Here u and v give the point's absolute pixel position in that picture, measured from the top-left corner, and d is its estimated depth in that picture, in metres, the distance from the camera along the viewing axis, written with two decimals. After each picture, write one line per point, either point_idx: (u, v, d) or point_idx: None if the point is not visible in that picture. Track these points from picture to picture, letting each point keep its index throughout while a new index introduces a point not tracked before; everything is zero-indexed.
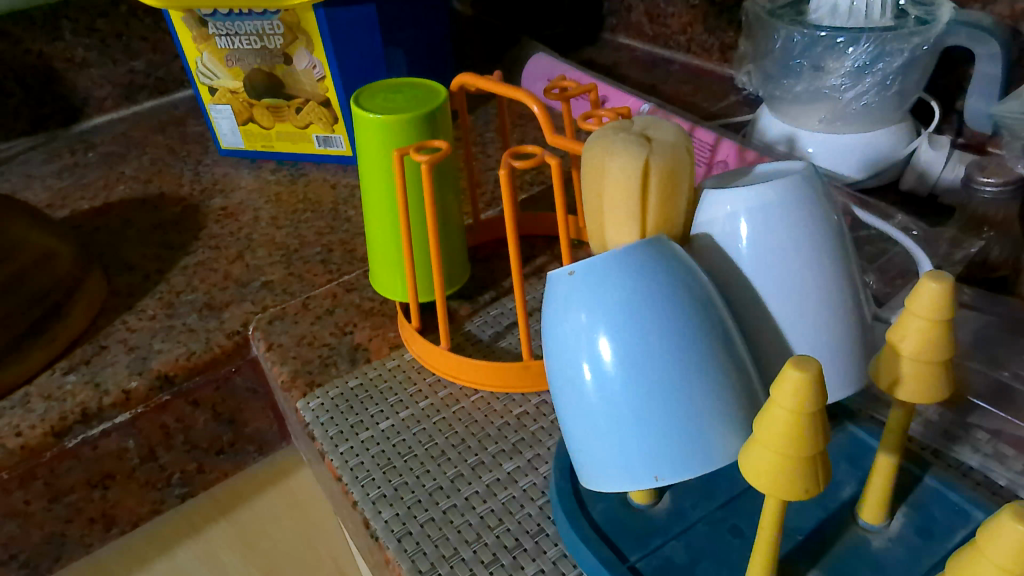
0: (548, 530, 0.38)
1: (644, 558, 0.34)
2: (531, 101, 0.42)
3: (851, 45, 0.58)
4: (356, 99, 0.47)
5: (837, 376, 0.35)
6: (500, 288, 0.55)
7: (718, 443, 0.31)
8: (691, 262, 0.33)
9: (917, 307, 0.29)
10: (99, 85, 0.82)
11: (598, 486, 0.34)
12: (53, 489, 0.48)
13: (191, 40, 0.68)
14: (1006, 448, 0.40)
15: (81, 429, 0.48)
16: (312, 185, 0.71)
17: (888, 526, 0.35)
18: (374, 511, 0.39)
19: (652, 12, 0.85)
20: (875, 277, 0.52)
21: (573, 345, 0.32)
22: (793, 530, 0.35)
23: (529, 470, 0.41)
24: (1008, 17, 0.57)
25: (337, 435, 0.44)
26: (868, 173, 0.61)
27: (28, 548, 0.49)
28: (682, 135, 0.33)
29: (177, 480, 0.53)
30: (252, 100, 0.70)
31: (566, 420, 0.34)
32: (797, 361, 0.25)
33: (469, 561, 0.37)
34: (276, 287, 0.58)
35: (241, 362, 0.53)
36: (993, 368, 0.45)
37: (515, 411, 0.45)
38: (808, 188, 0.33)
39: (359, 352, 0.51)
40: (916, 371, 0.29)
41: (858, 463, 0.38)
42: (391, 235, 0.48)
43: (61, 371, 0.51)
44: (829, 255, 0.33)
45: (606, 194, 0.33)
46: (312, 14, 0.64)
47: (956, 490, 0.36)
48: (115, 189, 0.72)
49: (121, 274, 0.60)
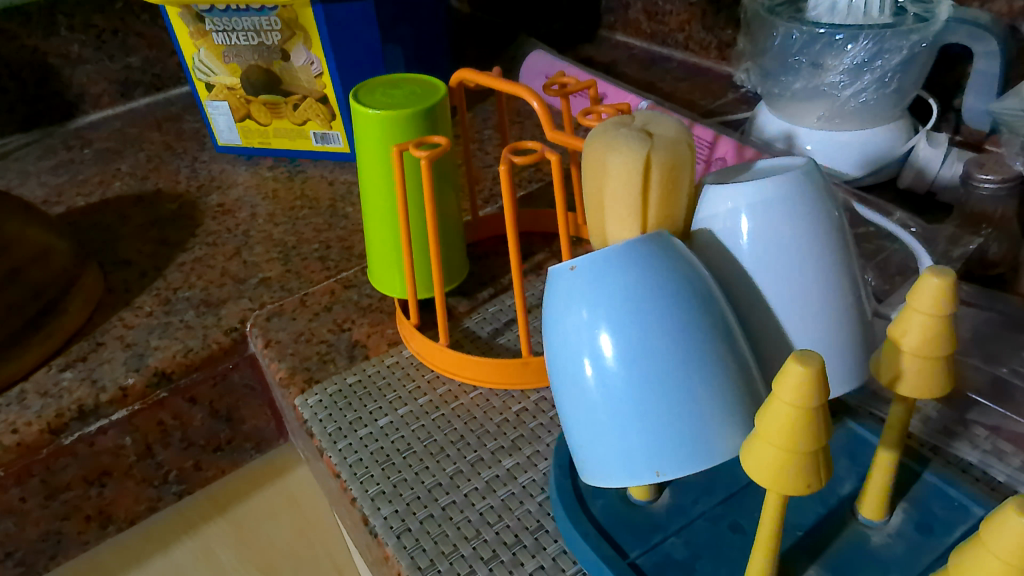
0: (549, 526, 0.38)
1: (644, 555, 0.34)
2: (530, 97, 0.42)
3: (850, 42, 0.59)
4: (355, 94, 0.47)
5: (837, 371, 0.35)
6: (499, 284, 0.55)
7: (719, 439, 0.31)
8: (692, 257, 0.33)
9: (918, 301, 0.29)
10: (95, 81, 0.81)
11: (598, 482, 0.34)
12: (49, 486, 0.48)
13: (188, 36, 0.68)
14: (1004, 445, 0.40)
15: (77, 425, 0.48)
16: (309, 182, 0.71)
17: (887, 522, 0.35)
18: (373, 508, 0.39)
19: (650, 10, 0.85)
20: (874, 273, 0.52)
21: (574, 341, 0.32)
22: (793, 526, 0.35)
23: (529, 467, 0.41)
24: (1006, 14, 0.57)
25: (336, 432, 0.44)
26: (867, 170, 0.61)
27: (25, 545, 0.49)
28: (683, 131, 0.33)
29: (173, 477, 0.53)
30: (249, 97, 0.70)
31: (566, 415, 0.34)
32: (799, 356, 0.25)
33: (469, 557, 0.37)
34: (274, 284, 0.58)
35: (239, 359, 0.53)
36: (991, 364, 0.46)
37: (515, 407, 0.45)
38: (810, 184, 0.33)
39: (357, 348, 0.51)
40: (916, 366, 0.29)
41: (858, 460, 0.38)
42: (390, 232, 0.48)
43: (57, 368, 0.51)
44: (830, 252, 0.34)
45: (608, 189, 0.33)
46: (309, 9, 0.63)
47: (955, 486, 0.36)
48: (111, 185, 0.72)
49: (117, 271, 0.60)
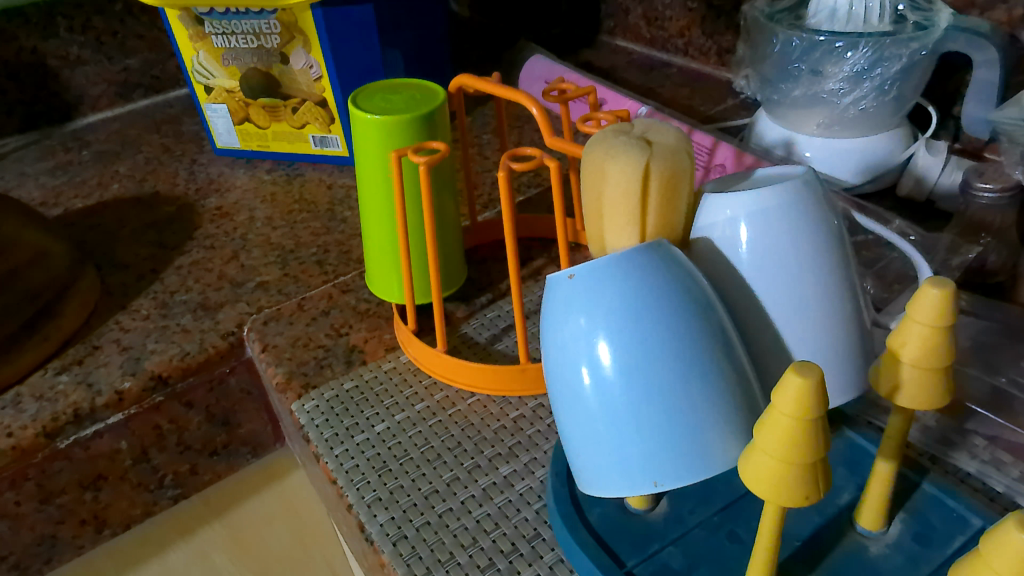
0: (545, 534, 0.38)
1: (641, 564, 0.34)
2: (530, 103, 0.42)
3: (850, 50, 0.59)
4: (355, 99, 0.46)
5: (836, 381, 0.35)
6: (497, 290, 0.55)
7: (718, 449, 0.31)
8: (691, 266, 0.33)
9: (918, 311, 0.29)
10: (94, 83, 0.81)
11: (597, 492, 0.34)
12: (44, 490, 0.47)
13: (187, 38, 0.68)
14: (1003, 455, 0.40)
15: (73, 429, 0.47)
16: (308, 186, 0.71)
17: (885, 532, 0.35)
18: (369, 515, 0.39)
19: (650, 15, 0.85)
20: (873, 282, 0.52)
21: (571, 349, 0.32)
22: (791, 536, 0.35)
23: (525, 474, 0.41)
24: (1006, 23, 0.57)
25: (332, 438, 0.44)
26: (866, 177, 0.61)
27: (19, 549, 0.48)
28: (682, 139, 0.33)
29: (170, 482, 0.52)
30: (249, 99, 0.70)
31: (564, 424, 0.34)
32: (799, 368, 0.24)
33: (464, 566, 0.36)
34: (271, 288, 0.57)
35: (235, 363, 0.53)
36: (990, 374, 0.45)
37: (511, 414, 0.45)
38: (809, 194, 0.33)
39: (354, 354, 0.50)
40: (916, 377, 0.29)
41: (856, 470, 0.38)
42: (388, 240, 0.48)
43: (53, 371, 0.51)
44: (829, 261, 0.33)
45: (607, 197, 0.33)
46: (309, 13, 0.63)
47: (955, 497, 0.36)
48: (109, 187, 0.71)
49: (114, 274, 0.60)
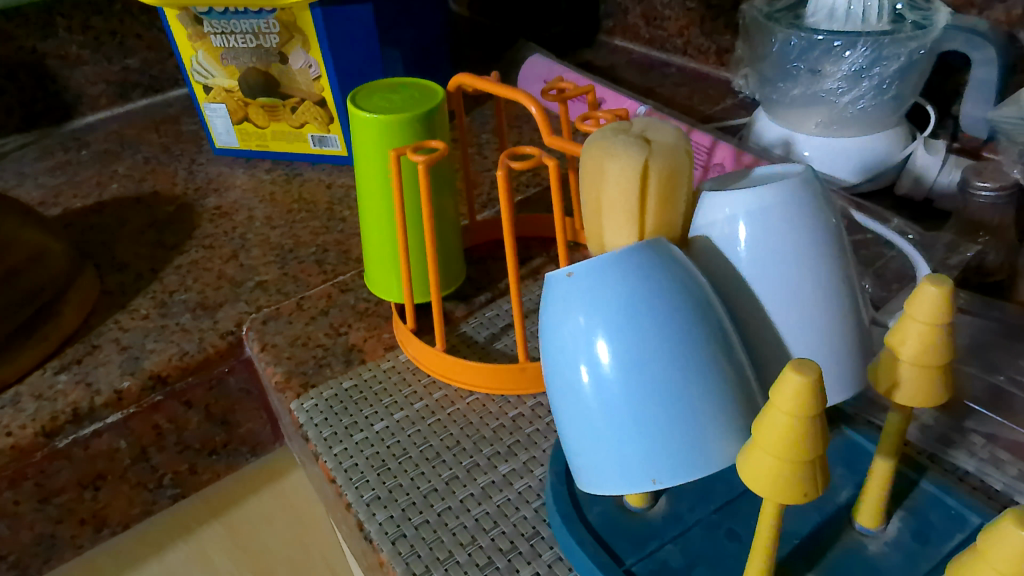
0: (544, 533, 0.38)
1: (640, 562, 0.34)
2: (529, 102, 0.42)
3: (848, 49, 0.59)
4: (353, 98, 0.46)
5: (834, 379, 0.35)
6: (496, 289, 0.55)
7: (716, 447, 0.31)
8: (690, 264, 0.33)
9: (916, 309, 0.29)
10: (93, 83, 0.81)
11: (595, 490, 0.34)
12: (43, 489, 0.47)
13: (186, 38, 0.68)
14: (1002, 454, 0.40)
15: (72, 428, 0.47)
16: (308, 185, 0.71)
17: (884, 530, 0.35)
18: (369, 514, 0.39)
19: (649, 14, 0.85)
20: (872, 280, 0.52)
21: (571, 347, 0.32)
22: (789, 533, 0.35)
23: (524, 473, 0.41)
24: (1005, 22, 0.57)
25: (331, 436, 0.44)
26: (865, 177, 0.61)
27: (18, 549, 0.48)
28: (681, 138, 0.33)
29: (169, 481, 0.52)
30: (247, 99, 0.70)
31: (563, 422, 0.34)
32: (796, 365, 0.24)
33: (463, 564, 0.36)
34: (270, 287, 0.57)
35: (234, 363, 0.53)
36: (989, 372, 0.46)
37: (510, 413, 0.45)
38: (808, 192, 0.33)
39: (353, 353, 0.50)
40: (915, 374, 0.29)
41: (855, 468, 0.38)
42: (388, 239, 0.48)
43: (52, 371, 0.51)
44: (827, 259, 0.33)
45: (605, 195, 0.33)
46: (309, 13, 0.63)
47: (953, 495, 0.36)
48: (108, 187, 0.71)
49: (113, 274, 0.60)
